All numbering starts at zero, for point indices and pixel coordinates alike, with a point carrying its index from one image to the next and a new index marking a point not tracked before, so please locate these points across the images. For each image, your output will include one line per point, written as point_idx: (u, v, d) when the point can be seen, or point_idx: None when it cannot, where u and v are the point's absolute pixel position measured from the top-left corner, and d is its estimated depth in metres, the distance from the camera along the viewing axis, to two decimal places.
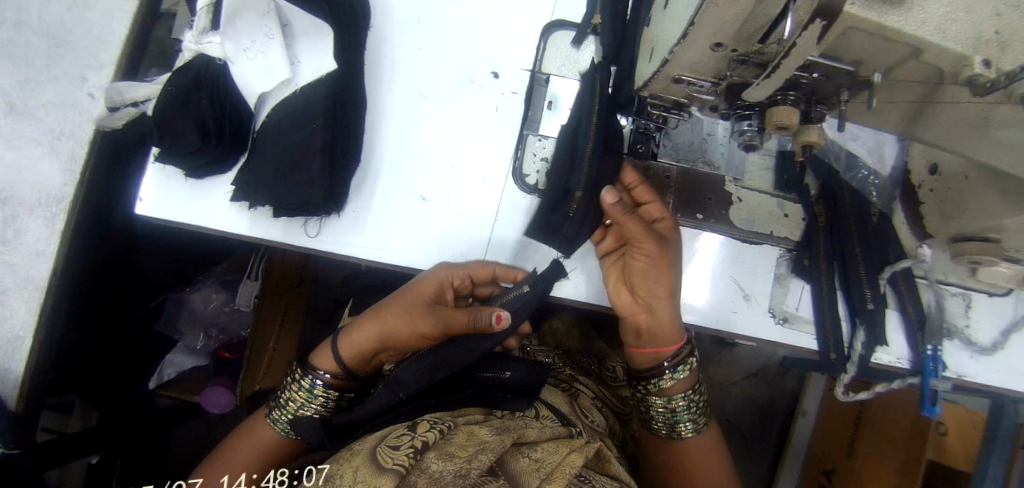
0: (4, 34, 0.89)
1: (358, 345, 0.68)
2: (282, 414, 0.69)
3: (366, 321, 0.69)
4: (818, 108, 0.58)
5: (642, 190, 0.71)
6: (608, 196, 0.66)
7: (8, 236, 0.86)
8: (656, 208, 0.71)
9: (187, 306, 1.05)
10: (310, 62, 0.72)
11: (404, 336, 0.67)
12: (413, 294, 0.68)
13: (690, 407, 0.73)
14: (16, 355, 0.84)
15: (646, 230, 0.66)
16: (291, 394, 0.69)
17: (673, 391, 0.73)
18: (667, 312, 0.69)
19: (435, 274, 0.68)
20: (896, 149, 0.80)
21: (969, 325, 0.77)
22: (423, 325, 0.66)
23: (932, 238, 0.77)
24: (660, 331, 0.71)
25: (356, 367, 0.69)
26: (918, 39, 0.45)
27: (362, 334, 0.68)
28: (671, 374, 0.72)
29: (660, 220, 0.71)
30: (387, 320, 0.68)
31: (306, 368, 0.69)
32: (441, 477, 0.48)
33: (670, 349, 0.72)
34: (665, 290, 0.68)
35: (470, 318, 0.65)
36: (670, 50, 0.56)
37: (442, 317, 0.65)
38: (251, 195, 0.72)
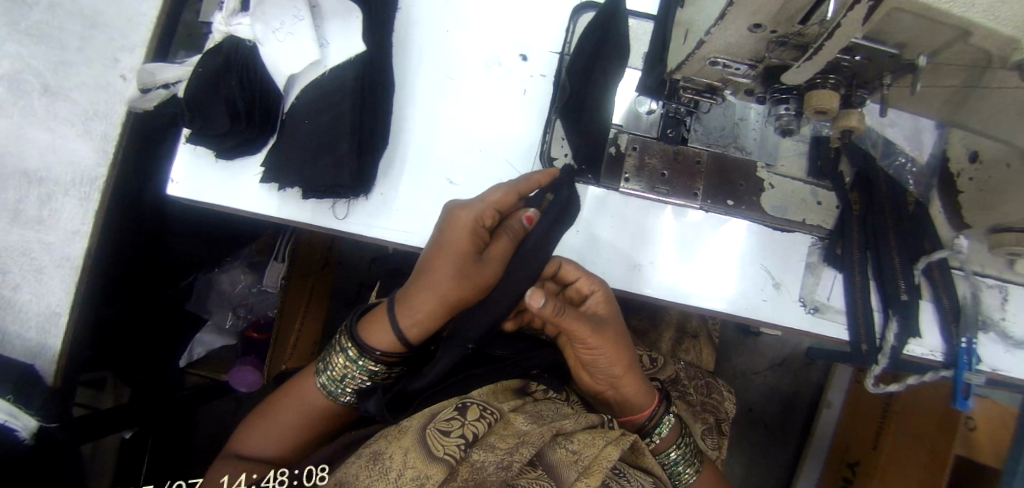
0: (39, 16, 0.91)
1: (421, 318, 0.64)
2: (336, 385, 0.68)
3: (418, 296, 0.63)
4: (859, 93, 0.55)
5: (568, 269, 0.65)
6: (533, 299, 0.59)
7: (45, 215, 0.89)
8: (585, 282, 0.65)
9: (216, 286, 1.11)
10: (339, 43, 0.72)
11: (468, 297, 0.64)
12: (453, 255, 0.61)
13: (681, 460, 0.72)
14: (53, 331, 0.87)
15: (586, 324, 0.62)
16: (344, 370, 0.67)
17: (661, 449, 0.71)
18: (629, 382, 0.68)
19: (460, 222, 0.61)
20: (935, 136, 0.78)
21: (1005, 318, 0.75)
22: (483, 279, 0.63)
23: (970, 229, 0.75)
24: (628, 402, 0.69)
25: (421, 338, 0.66)
26: (968, 22, 0.44)
27: (422, 309, 0.63)
28: (653, 434, 0.70)
29: (592, 297, 0.66)
30: (441, 289, 0.62)
31: (363, 350, 0.65)
32: (483, 468, 0.51)
33: (645, 412, 0.70)
34: (620, 370, 0.66)
35: (507, 237, 0.65)
36: (706, 31, 0.54)
37: (494, 259, 0.64)
38: (280, 178, 0.72)
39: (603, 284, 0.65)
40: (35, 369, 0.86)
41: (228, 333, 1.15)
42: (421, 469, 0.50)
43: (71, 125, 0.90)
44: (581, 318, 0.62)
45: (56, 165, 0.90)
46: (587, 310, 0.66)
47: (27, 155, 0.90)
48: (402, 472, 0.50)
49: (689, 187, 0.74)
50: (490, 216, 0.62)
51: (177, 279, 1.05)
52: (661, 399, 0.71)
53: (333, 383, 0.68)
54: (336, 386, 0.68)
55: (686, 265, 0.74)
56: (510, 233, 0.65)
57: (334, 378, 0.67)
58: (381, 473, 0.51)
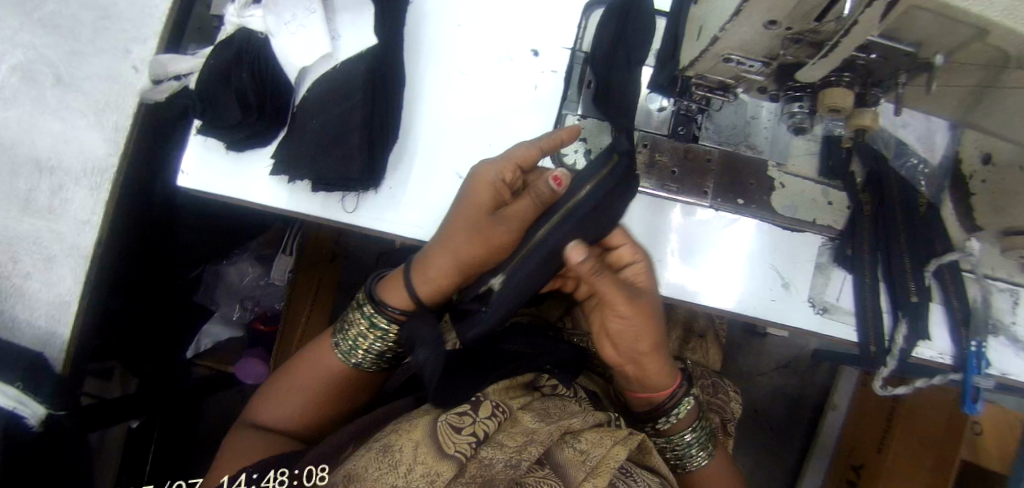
0: (52, 6, 0.91)
1: (435, 276, 0.63)
2: (350, 345, 0.68)
3: (434, 252, 0.63)
4: (875, 92, 0.56)
5: (616, 233, 0.64)
6: (574, 253, 0.55)
7: (55, 205, 0.89)
8: (628, 251, 0.64)
9: (224, 278, 1.10)
10: (351, 37, 0.73)
11: (486, 257, 0.62)
12: (469, 210, 0.61)
13: (696, 443, 0.73)
14: (63, 319, 0.87)
15: (621, 290, 0.59)
16: (358, 328, 0.68)
17: (675, 431, 0.73)
18: (653, 361, 0.67)
19: (481, 177, 0.61)
20: (948, 137, 0.77)
21: (1016, 322, 0.74)
22: (498, 237, 0.60)
23: (981, 231, 0.74)
24: (651, 379, 0.69)
25: (437, 299, 0.65)
26: (987, 21, 0.43)
27: (437, 267, 0.62)
28: (671, 415, 0.71)
29: (632, 264, 0.64)
30: (455, 246, 0.61)
31: (377, 306, 0.65)
32: (492, 465, 0.50)
33: (664, 392, 0.70)
34: (648, 346, 0.65)
35: (533, 197, 0.60)
36: (720, 27, 0.54)
37: (512, 219, 0.60)
38: (290, 170, 0.73)
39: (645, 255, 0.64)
40: (44, 356, 0.86)
41: (235, 325, 1.14)
42: (432, 465, 0.48)
43: (83, 115, 0.91)
44: (617, 282, 0.59)
45: (67, 155, 0.90)
46: (626, 277, 0.64)
47: (39, 144, 0.90)
48: (413, 466, 0.48)
49: (698, 185, 0.74)
50: (511, 173, 0.61)
51: (185, 271, 1.05)
52: (681, 381, 0.72)
53: (348, 343, 0.68)
54: (351, 346, 0.68)
55: (694, 264, 0.74)
56: (534, 194, 0.60)
57: (350, 336, 0.68)
58: (389, 465, 0.49)
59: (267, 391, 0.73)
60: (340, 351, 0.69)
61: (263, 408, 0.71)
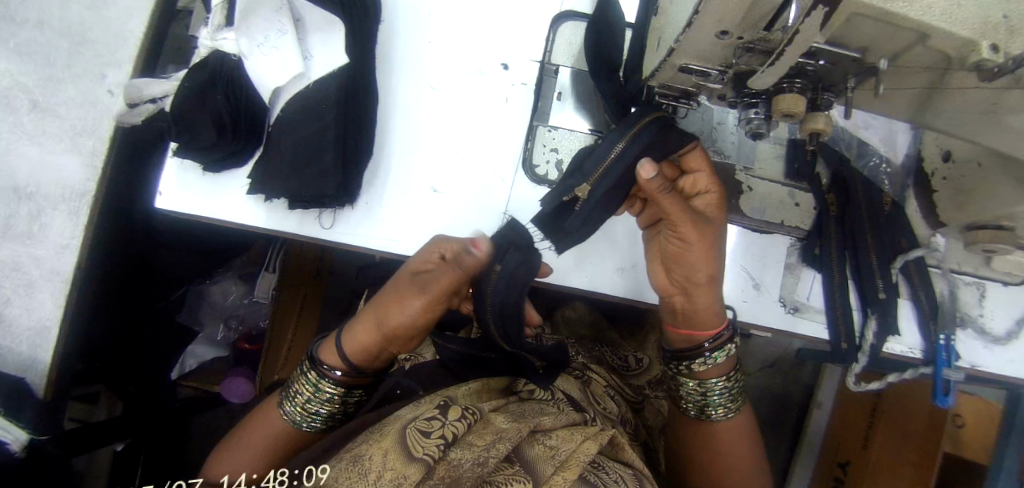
0: (27, 34, 0.92)
1: (359, 334, 0.64)
2: (291, 404, 0.67)
3: (368, 312, 0.65)
4: (825, 96, 0.57)
5: (696, 155, 0.65)
6: (645, 170, 0.58)
7: (34, 230, 0.90)
8: (703, 179, 0.65)
9: (208, 298, 1.11)
10: (322, 57, 0.75)
11: (406, 320, 0.61)
12: (403, 276, 0.65)
13: (725, 393, 0.72)
14: (43, 345, 0.88)
15: (689, 213, 0.60)
16: (298, 385, 0.67)
17: (708, 376, 0.71)
18: (705, 292, 0.66)
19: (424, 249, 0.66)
20: (909, 137, 0.80)
21: (983, 314, 0.76)
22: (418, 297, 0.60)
23: (946, 227, 0.76)
24: (697, 314, 0.68)
25: (361, 360, 0.64)
26: (923, 25, 0.45)
27: (364, 324, 0.64)
28: (709, 357, 0.69)
29: (704, 193, 0.66)
30: (381, 303, 0.64)
31: (312, 363, 0.66)
32: (459, 466, 0.49)
33: (707, 332, 0.69)
34: (706, 271, 0.64)
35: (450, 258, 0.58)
36: (676, 38, 0.56)
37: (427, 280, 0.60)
38: (265, 189, 0.74)
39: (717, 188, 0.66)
40: (26, 382, 0.86)
41: (219, 345, 1.16)
42: (400, 470, 0.48)
43: (60, 141, 0.92)
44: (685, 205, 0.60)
45: (45, 180, 0.91)
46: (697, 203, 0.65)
47: (17, 170, 0.91)
48: (381, 474, 0.48)
49: None
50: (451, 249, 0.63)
51: (168, 292, 1.06)
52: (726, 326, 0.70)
53: (290, 401, 0.67)
54: (292, 405, 0.67)
55: None
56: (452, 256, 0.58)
57: (291, 394, 0.67)
58: (359, 474, 0.49)
59: (221, 449, 0.70)
60: (283, 409, 0.67)
61: (216, 466, 0.68)
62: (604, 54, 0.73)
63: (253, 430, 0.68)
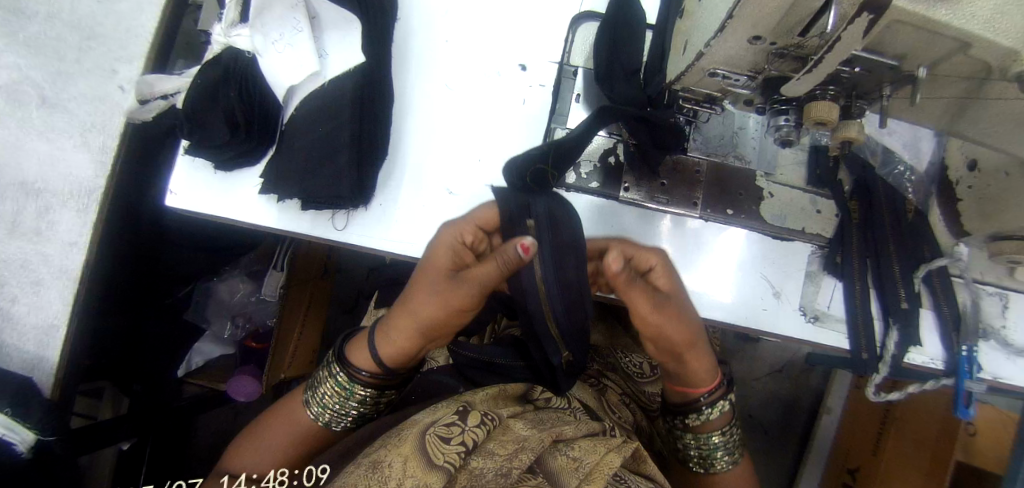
0: (38, 28, 0.91)
1: (394, 340, 0.62)
2: (319, 404, 0.66)
3: (398, 314, 0.62)
4: (859, 103, 0.56)
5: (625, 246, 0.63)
6: (612, 262, 0.56)
7: (42, 227, 0.89)
8: (645, 258, 0.62)
9: (215, 295, 1.07)
10: (339, 55, 0.73)
11: (443, 321, 0.60)
12: (429, 276, 0.61)
13: (724, 445, 0.70)
14: (51, 343, 0.87)
15: (648, 295, 0.59)
16: (325, 386, 0.66)
17: (705, 430, 0.69)
18: (695, 355, 0.64)
19: (441, 240, 0.62)
20: (933, 144, 0.78)
21: (1006, 326, 0.74)
22: (456, 298, 0.58)
23: (969, 237, 0.75)
24: (690, 373, 0.66)
25: (397, 362, 0.63)
26: (968, 35, 0.44)
27: (397, 329, 0.62)
28: (704, 412, 0.68)
29: (652, 270, 0.62)
30: (416, 309, 0.60)
31: (342, 364, 0.65)
32: (481, 475, 0.48)
33: (703, 387, 0.68)
34: (687, 340, 0.62)
35: (495, 261, 0.56)
36: (706, 43, 0.54)
37: (467, 284, 0.57)
38: (279, 188, 0.72)
39: (662, 256, 0.62)
40: (33, 380, 0.85)
41: (227, 343, 1.13)
42: (420, 477, 0.47)
43: (69, 136, 0.90)
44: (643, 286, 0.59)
45: (53, 176, 0.90)
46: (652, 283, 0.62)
47: (25, 165, 0.90)
48: (402, 480, 0.47)
49: (687, 196, 0.75)
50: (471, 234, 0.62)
51: (174, 289, 1.05)
52: (719, 381, 0.69)
53: (316, 402, 0.67)
54: (318, 405, 0.66)
55: (686, 272, 0.74)
56: (498, 258, 0.56)
57: (317, 394, 0.67)
58: (378, 482, 0.48)
59: (240, 442, 0.70)
60: (309, 409, 0.66)
61: (236, 460, 0.68)
62: (627, 55, 0.72)
63: (275, 429, 0.68)
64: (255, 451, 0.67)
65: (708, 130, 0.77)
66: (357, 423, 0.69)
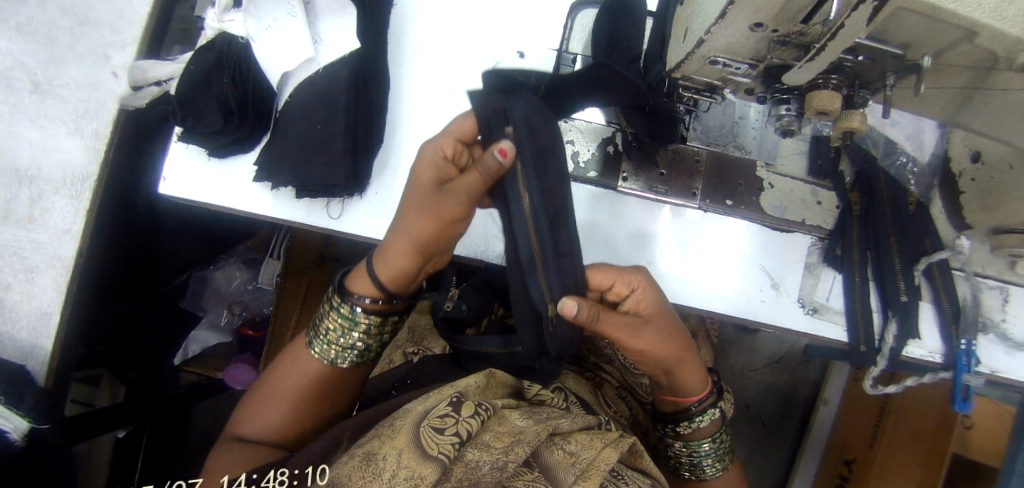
0: (28, 12, 0.90)
1: (394, 262, 0.60)
2: (323, 342, 0.66)
3: (393, 235, 0.60)
4: (861, 93, 0.54)
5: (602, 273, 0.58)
6: (568, 308, 0.52)
7: (35, 213, 0.88)
8: (621, 285, 0.58)
9: (210, 284, 1.08)
10: (333, 41, 0.72)
11: (442, 236, 0.58)
12: (418, 194, 0.57)
13: (713, 452, 0.70)
14: (44, 332, 0.86)
15: (627, 329, 0.57)
16: (327, 322, 0.66)
17: (695, 437, 0.70)
18: (686, 367, 0.64)
19: (423, 155, 0.56)
20: (936, 136, 0.77)
21: (1005, 320, 0.74)
22: (444, 212, 0.55)
23: (971, 230, 0.74)
24: (681, 385, 0.66)
25: (398, 285, 0.62)
26: (975, 22, 0.42)
27: (394, 251, 0.60)
28: (694, 420, 0.68)
29: (631, 296, 0.59)
30: (410, 228, 0.58)
31: (341, 295, 0.64)
32: (478, 467, 0.48)
33: (691, 398, 0.68)
34: (675, 361, 0.62)
35: (477, 169, 0.53)
36: (705, 30, 0.53)
37: (456, 195, 0.54)
38: (273, 176, 0.71)
39: (641, 278, 0.59)
40: (27, 369, 0.85)
41: (222, 331, 1.15)
42: (415, 468, 0.46)
43: (62, 123, 0.89)
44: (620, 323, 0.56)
45: (46, 163, 0.89)
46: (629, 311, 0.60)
47: (17, 152, 0.89)
48: (396, 472, 0.46)
49: (687, 187, 0.74)
50: (452, 147, 0.55)
51: (167, 276, 1.03)
52: (709, 390, 0.69)
53: (321, 340, 0.66)
54: (323, 343, 0.66)
55: (684, 262, 0.73)
56: (480, 167, 0.52)
57: (321, 331, 0.66)
58: (373, 474, 0.46)
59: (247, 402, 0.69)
60: (313, 348, 0.66)
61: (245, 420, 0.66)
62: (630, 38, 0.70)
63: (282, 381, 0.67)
64: (265, 404, 0.67)
65: (707, 120, 0.76)
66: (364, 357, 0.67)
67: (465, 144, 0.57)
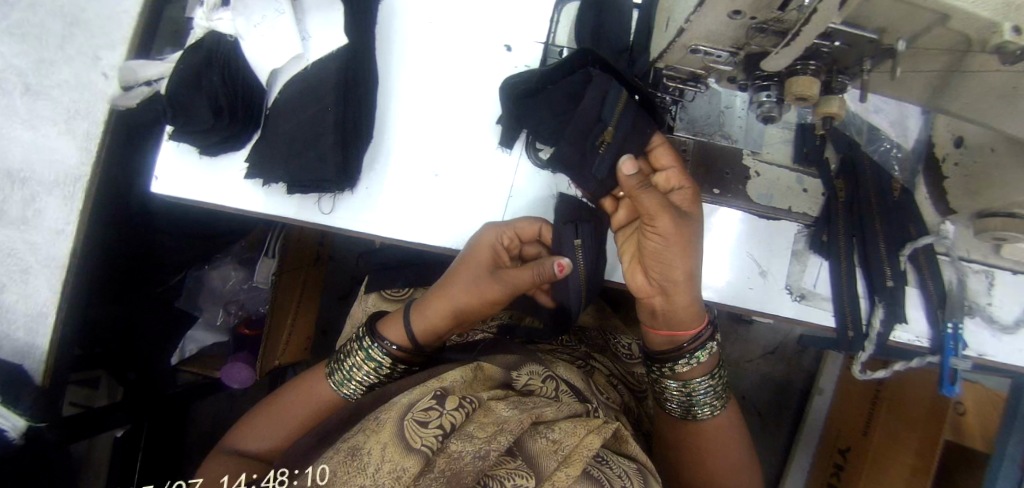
0: (19, 15, 0.91)
1: (431, 319, 0.68)
2: (342, 373, 0.69)
3: (435, 296, 0.69)
4: (840, 79, 0.55)
5: (662, 153, 0.66)
6: (624, 166, 0.57)
7: (29, 215, 0.90)
8: (675, 175, 0.65)
9: (208, 282, 1.10)
10: (321, 38, 0.72)
11: (475, 308, 0.67)
12: (470, 270, 0.66)
13: (710, 392, 0.70)
14: (41, 330, 0.88)
15: (666, 206, 0.57)
16: (352, 359, 0.69)
17: (690, 377, 0.69)
18: (684, 291, 0.63)
19: (484, 238, 0.66)
20: (920, 121, 0.78)
21: (991, 303, 0.75)
22: (491, 292, 0.66)
23: (956, 215, 0.75)
24: (676, 314, 0.65)
25: (429, 341, 0.69)
26: (945, 6, 0.43)
27: (433, 309, 0.68)
28: (690, 358, 0.68)
29: (679, 190, 0.64)
30: (455, 294, 0.67)
31: (372, 336, 0.69)
32: (460, 458, 0.47)
33: (688, 333, 0.67)
34: (685, 275, 0.61)
35: (535, 272, 0.65)
36: (686, 18, 0.54)
37: (506, 281, 0.65)
38: (264, 172, 0.72)
39: (691, 182, 0.64)
40: (23, 368, 0.86)
41: (220, 331, 1.13)
42: (398, 462, 0.47)
43: (54, 124, 0.91)
44: (662, 199, 0.57)
45: (40, 164, 0.90)
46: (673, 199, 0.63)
47: (11, 154, 0.90)
48: (379, 466, 0.47)
49: None
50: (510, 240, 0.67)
51: (166, 277, 1.03)
52: (708, 324, 0.68)
53: (341, 371, 0.69)
54: (342, 374, 0.69)
55: None
56: (539, 271, 0.64)
57: (344, 366, 0.70)
58: (358, 468, 0.48)
59: (248, 419, 0.70)
60: (333, 381, 0.69)
61: (243, 436, 0.68)
62: (600, 42, 0.74)
63: (288, 408, 0.69)
64: (263, 423, 0.69)
65: (693, 112, 0.76)
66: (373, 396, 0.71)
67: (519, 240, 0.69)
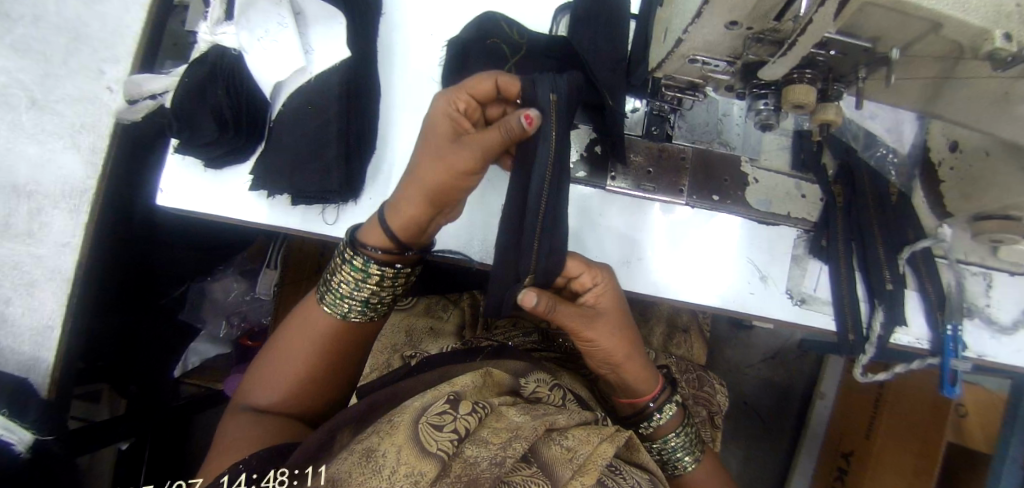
0: (25, 31, 0.92)
1: (404, 212, 0.58)
2: (332, 294, 0.65)
3: (405, 185, 0.58)
4: (835, 87, 0.56)
5: (574, 264, 0.60)
6: (527, 298, 0.56)
7: (35, 228, 0.90)
8: (587, 276, 0.61)
9: (209, 295, 1.11)
10: (324, 50, 0.73)
11: (454, 186, 0.55)
12: (432, 146, 0.55)
13: (682, 446, 0.72)
14: (45, 344, 0.88)
15: (577, 320, 0.61)
16: (339, 275, 0.64)
17: (666, 432, 0.71)
18: (632, 363, 0.67)
19: (435, 109, 0.56)
20: (916, 127, 0.80)
21: (990, 304, 0.76)
22: (458, 161, 0.52)
23: (952, 218, 0.76)
24: (630, 384, 0.69)
25: (410, 236, 0.60)
26: (935, 14, 0.44)
27: (404, 200, 0.58)
28: (654, 418, 0.70)
29: (592, 288, 0.62)
30: (421, 177, 0.55)
31: (353, 246, 0.62)
32: (476, 463, 0.48)
33: (647, 395, 0.70)
34: (621, 353, 0.65)
35: (501, 128, 0.51)
36: (684, 29, 0.55)
37: (473, 144, 0.52)
38: (268, 183, 0.73)
39: (605, 276, 0.63)
40: (29, 382, 0.86)
41: (222, 343, 1.16)
42: (415, 465, 0.46)
43: (59, 138, 0.92)
44: (573, 314, 0.60)
45: (45, 178, 0.91)
46: (588, 305, 0.62)
47: (16, 168, 0.91)
48: (395, 469, 0.46)
49: (673, 184, 0.76)
50: (465, 102, 0.55)
51: (167, 289, 1.04)
52: (662, 384, 0.71)
53: (330, 293, 0.65)
54: (334, 296, 0.65)
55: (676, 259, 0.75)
56: (503, 128, 0.51)
57: (333, 284, 0.65)
58: (372, 471, 0.46)
59: (252, 376, 0.67)
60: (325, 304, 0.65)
61: (250, 393, 0.65)
62: None
63: (288, 354, 0.66)
64: (269, 374, 0.65)
65: (689, 120, 0.79)
66: (372, 311, 0.66)
67: (477, 100, 0.57)
